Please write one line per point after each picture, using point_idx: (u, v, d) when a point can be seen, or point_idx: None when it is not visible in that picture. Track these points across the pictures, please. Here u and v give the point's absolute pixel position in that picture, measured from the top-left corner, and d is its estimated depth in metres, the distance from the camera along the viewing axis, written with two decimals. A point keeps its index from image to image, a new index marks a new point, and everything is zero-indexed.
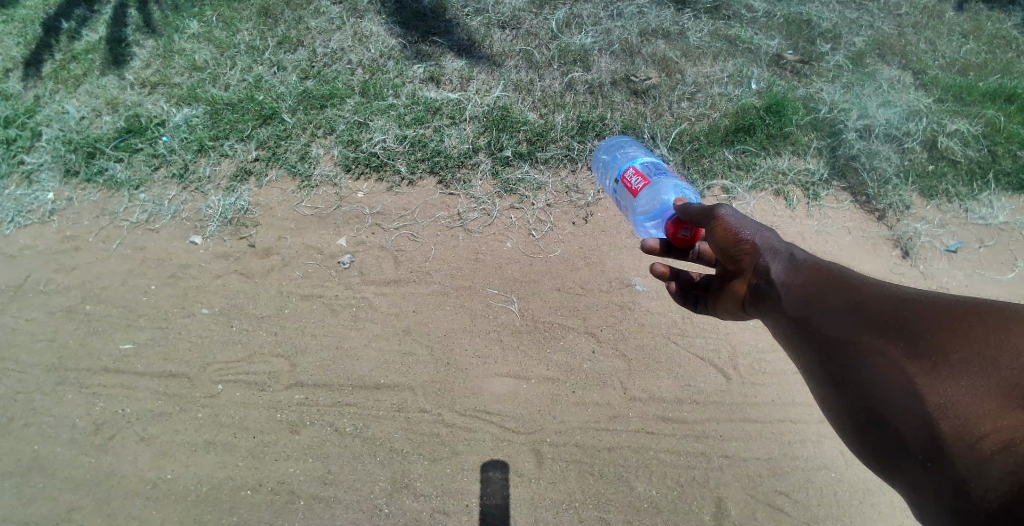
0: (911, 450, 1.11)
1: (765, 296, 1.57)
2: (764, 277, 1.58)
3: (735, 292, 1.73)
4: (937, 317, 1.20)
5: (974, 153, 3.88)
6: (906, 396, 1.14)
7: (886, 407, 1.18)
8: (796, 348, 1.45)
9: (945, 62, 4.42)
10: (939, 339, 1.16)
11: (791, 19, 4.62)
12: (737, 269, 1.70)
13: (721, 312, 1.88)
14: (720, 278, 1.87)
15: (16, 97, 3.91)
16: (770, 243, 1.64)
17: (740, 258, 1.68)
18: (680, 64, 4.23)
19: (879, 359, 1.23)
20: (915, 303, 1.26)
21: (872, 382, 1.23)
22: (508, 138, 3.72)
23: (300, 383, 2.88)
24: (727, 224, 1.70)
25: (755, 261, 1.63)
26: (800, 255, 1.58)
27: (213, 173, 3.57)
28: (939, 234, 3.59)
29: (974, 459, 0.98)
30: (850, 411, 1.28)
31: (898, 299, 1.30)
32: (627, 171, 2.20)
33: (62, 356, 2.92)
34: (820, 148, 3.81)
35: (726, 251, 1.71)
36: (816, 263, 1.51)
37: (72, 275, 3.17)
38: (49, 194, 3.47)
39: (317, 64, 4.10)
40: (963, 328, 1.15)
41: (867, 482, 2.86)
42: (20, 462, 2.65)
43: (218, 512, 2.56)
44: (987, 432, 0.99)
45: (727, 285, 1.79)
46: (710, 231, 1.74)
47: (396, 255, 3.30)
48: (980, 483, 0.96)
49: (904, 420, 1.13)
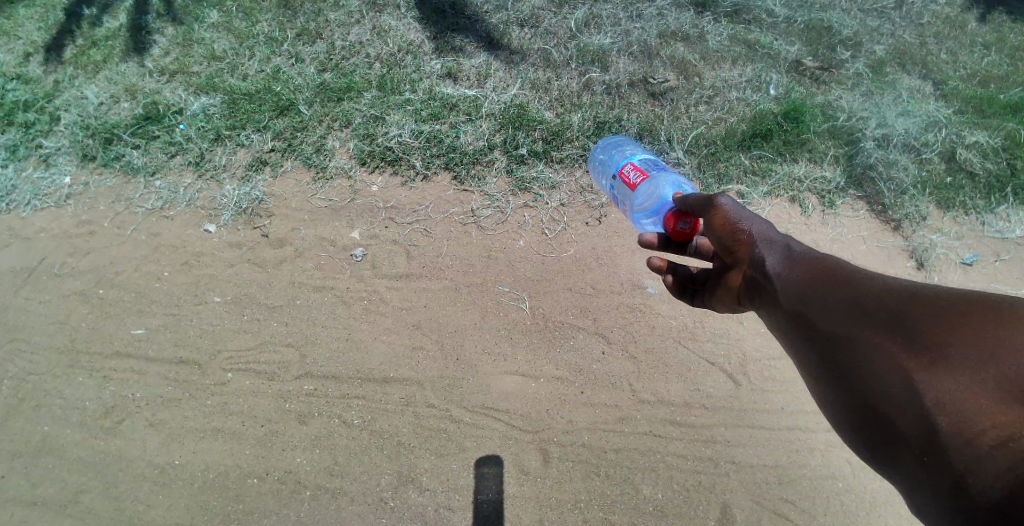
0: (909, 447, 1.11)
1: (760, 288, 1.53)
2: (761, 269, 1.54)
3: (730, 283, 1.69)
4: (935, 311, 1.19)
5: (993, 166, 3.85)
6: (904, 394, 1.14)
7: (884, 403, 1.18)
8: (794, 343, 1.44)
9: (966, 73, 4.37)
10: (937, 335, 1.15)
11: (812, 26, 4.58)
12: (733, 262, 1.66)
13: (716, 304, 1.84)
14: (715, 271, 1.83)
15: (36, 81, 3.94)
16: (767, 234, 1.60)
17: (737, 251, 1.63)
18: (699, 67, 4.21)
19: (878, 355, 1.22)
20: (914, 297, 1.24)
21: (872, 378, 1.22)
22: (524, 136, 3.72)
23: (309, 374, 2.89)
24: (727, 215, 1.64)
25: (752, 254, 1.58)
26: (798, 246, 1.55)
27: (229, 162, 3.58)
28: (954, 246, 3.57)
29: (972, 454, 0.98)
30: (849, 407, 1.28)
31: (898, 293, 1.27)
32: (625, 167, 2.20)
33: (74, 339, 2.95)
34: (837, 155, 3.79)
35: (724, 243, 1.66)
36: (812, 254, 1.49)
37: (87, 259, 3.20)
38: (65, 178, 3.50)
39: (335, 57, 4.11)
40: (962, 324, 1.14)
41: (876, 493, 2.84)
42: (30, 442, 2.68)
43: (224, 499, 2.58)
44: (984, 428, 0.99)
45: (722, 276, 1.75)
46: (708, 223, 1.69)
47: (409, 249, 3.30)
48: (978, 477, 0.96)
49: (902, 418, 1.13)
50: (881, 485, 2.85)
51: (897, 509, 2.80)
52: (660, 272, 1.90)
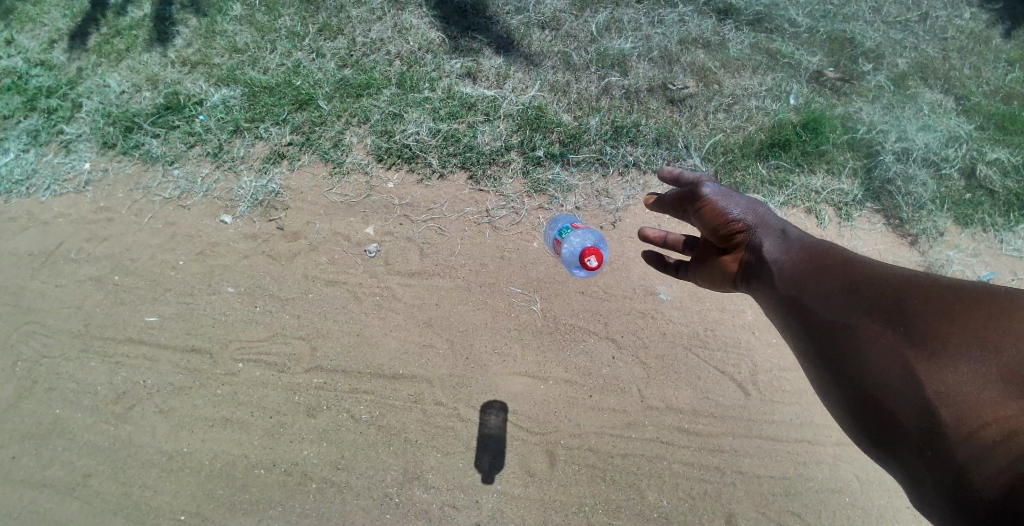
0: (909, 441, 1.10)
1: (757, 277, 1.49)
2: (759, 259, 1.50)
3: (722, 268, 1.64)
4: (934, 302, 1.18)
5: (1013, 184, 3.81)
6: (906, 388, 1.12)
7: (885, 397, 1.15)
8: (791, 334, 1.40)
9: (989, 89, 4.33)
10: (937, 328, 1.13)
11: (835, 36, 4.55)
12: (726, 246, 1.61)
13: (702, 284, 1.77)
14: (702, 249, 1.74)
15: (60, 68, 3.99)
16: (761, 220, 1.57)
17: (733, 238, 1.59)
18: (719, 75, 4.19)
19: (878, 348, 1.19)
20: (913, 288, 1.22)
21: (871, 371, 1.18)
22: (541, 138, 3.72)
23: (320, 367, 2.91)
24: (716, 205, 1.60)
25: (750, 242, 1.55)
26: (794, 233, 1.53)
27: (247, 154, 3.61)
28: (971, 263, 3.54)
29: (974, 450, 0.97)
30: (847, 400, 1.24)
31: (896, 282, 1.25)
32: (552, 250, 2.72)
33: (89, 324, 2.98)
34: (855, 168, 3.77)
35: (716, 232, 1.62)
36: (809, 243, 1.46)
37: (104, 245, 3.23)
38: (85, 164, 3.53)
39: (356, 53, 4.13)
40: (961, 315, 1.13)
41: (883, 509, 2.82)
42: (41, 424, 2.71)
43: (231, 488, 2.61)
44: (986, 422, 0.99)
45: (711, 259, 1.68)
46: (697, 212, 1.65)
47: (422, 247, 3.31)
48: (980, 474, 0.95)
49: (903, 413, 1.11)
50: (888, 501, 2.83)
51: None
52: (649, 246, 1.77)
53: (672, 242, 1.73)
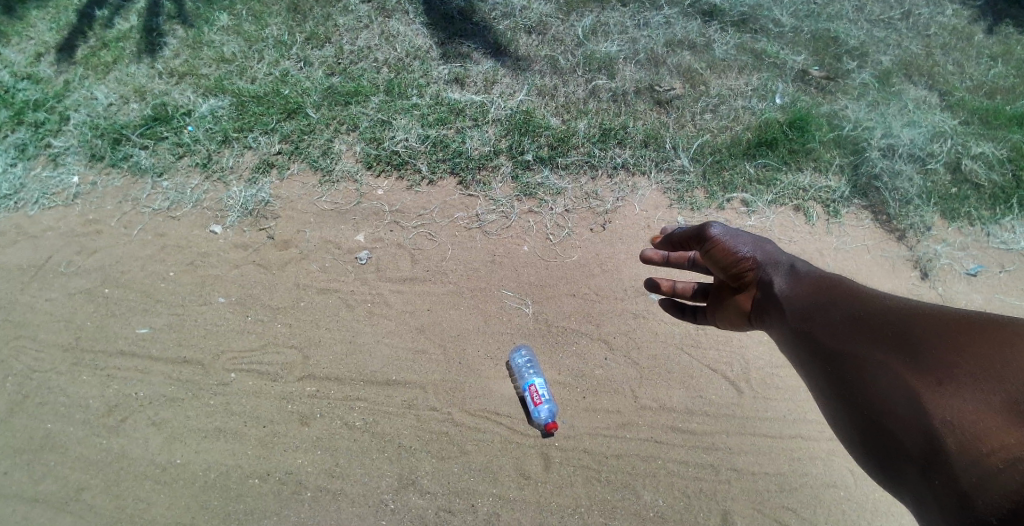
0: (914, 462, 1.09)
1: (767, 309, 1.53)
2: (767, 292, 1.54)
3: (737, 305, 1.67)
4: (940, 330, 1.19)
5: (998, 177, 3.85)
6: (908, 408, 1.12)
7: (890, 418, 1.16)
8: (801, 361, 1.42)
9: (971, 84, 4.36)
10: (940, 351, 1.14)
11: (819, 35, 4.58)
12: (737, 284, 1.66)
13: (720, 324, 1.80)
14: (715, 288, 1.80)
15: (48, 81, 3.98)
16: (770, 255, 1.61)
17: (742, 274, 1.64)
18: (705, 76, 4.22)
19: (884, 374, 1.20)
20: (917, 317, 1.25)
21: (874, 393, 1.20)
22: (530, 142, 3.73)
23: (312, 375, 2.90)
24: (724, 243, 1.67)
25: (759, 276, 1.59)
26: (803, 267, 1.55)
27: (235, 164, 3.60)
28: (959, 256, 3.58)
29: (978, 473, 0.96)
30: (854, 422, 1.25)
31: (903, 312, 1.28)
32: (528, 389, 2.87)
33: (80, 337, 2.96)
34: (842, 165, 3.80)
35: (726, 269, 1.67)
36: (818, 275, 1.50)
37: (94, 258, 3.22)
38: (73, 178, 3.52)
39: (343, 61, 4.15)
40: (965, 341, 1.14)
41: (877, 503, 2.83)
42: (33, 440, 2.69)
43: (225, 498, 2.60)
44: (992, 450, 0.96)
45: (725, 298, 1.73)
46: (706, 251, 1.71)
47: (413, 253, 3.32)
48: (984, 496, 0.93)
49: (906, 431, 1.11)
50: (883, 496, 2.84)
51: (900, 519, 2.79)
52: (659, 294, 1.87)
53: (682, 289, 1.85)
